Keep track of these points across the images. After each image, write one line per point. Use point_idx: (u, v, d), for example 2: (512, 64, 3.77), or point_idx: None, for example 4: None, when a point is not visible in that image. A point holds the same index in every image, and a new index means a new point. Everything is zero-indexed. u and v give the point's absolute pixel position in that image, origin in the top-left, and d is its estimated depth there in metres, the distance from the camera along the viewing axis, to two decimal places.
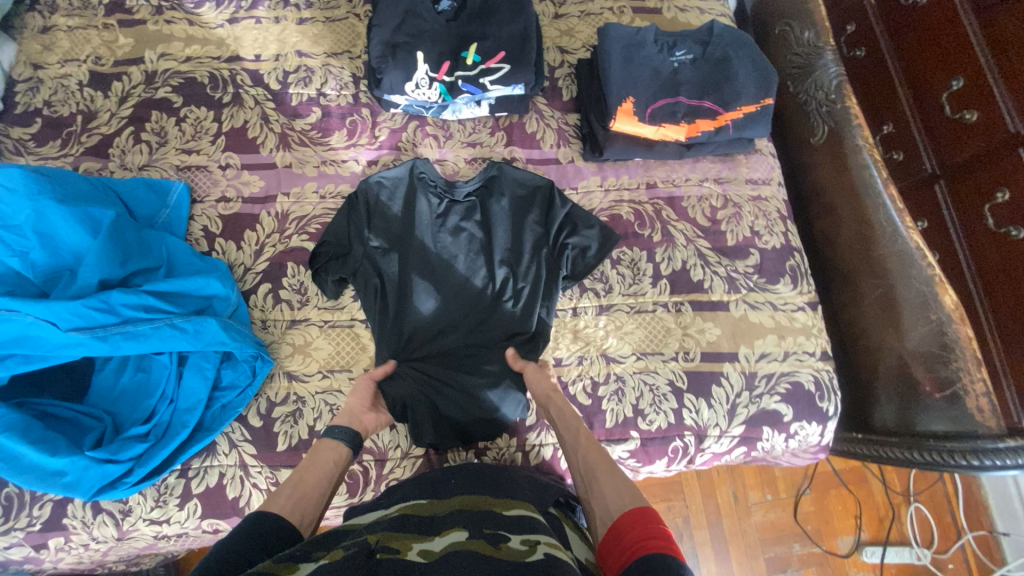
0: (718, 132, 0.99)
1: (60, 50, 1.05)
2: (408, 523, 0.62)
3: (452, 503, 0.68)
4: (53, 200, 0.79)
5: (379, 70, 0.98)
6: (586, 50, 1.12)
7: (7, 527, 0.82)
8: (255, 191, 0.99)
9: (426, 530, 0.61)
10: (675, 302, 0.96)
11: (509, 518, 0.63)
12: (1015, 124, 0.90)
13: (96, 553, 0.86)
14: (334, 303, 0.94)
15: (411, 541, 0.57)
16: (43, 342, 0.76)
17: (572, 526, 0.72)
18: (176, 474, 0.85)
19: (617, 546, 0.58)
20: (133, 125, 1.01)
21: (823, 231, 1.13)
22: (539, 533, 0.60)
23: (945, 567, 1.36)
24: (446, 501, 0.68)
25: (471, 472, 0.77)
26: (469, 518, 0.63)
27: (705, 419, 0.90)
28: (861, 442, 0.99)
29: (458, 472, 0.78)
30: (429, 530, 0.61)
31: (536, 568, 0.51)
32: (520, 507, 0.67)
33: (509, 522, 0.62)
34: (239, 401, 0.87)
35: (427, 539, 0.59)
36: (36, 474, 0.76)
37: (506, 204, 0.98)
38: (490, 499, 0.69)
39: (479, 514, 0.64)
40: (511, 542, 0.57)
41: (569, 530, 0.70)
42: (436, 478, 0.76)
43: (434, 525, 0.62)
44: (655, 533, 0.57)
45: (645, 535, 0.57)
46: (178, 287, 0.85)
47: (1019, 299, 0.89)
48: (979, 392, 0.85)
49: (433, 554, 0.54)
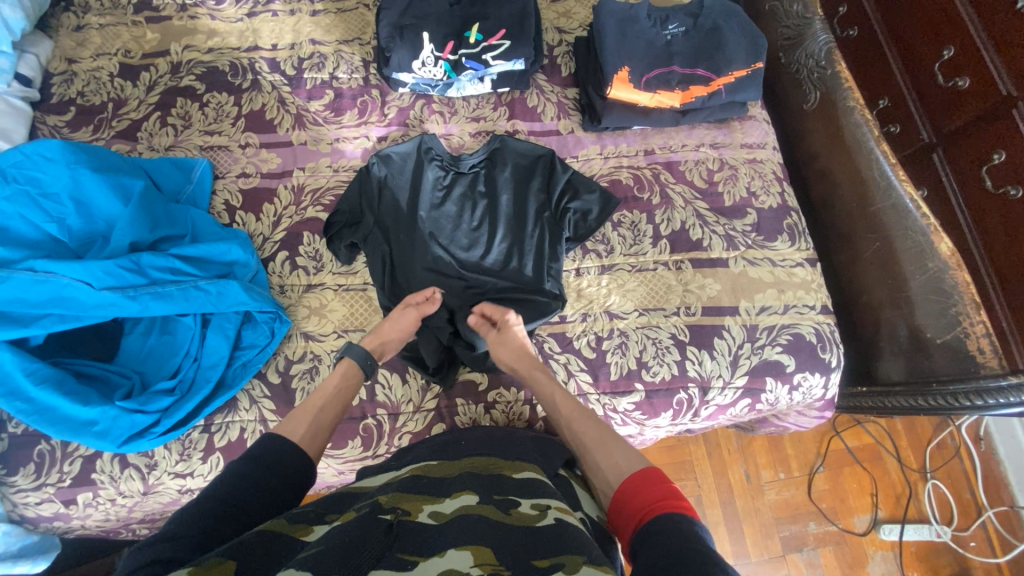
0: (711, 98, 1.03)
1: (93, 46, 1.13)
2: (419, 484, 0.59)
3: (461, 465, 0.65)
4: (89, 169, 0.86)
5: (388, 49, 1.05)
6: (583, 29, 1.17)
7: (39, 483, 0.86)
8: (272, 167, 1.05)
9: (437, 490, 0.58)
10: (675, 260, 0.99)
11: (521, 482, 0.61)
12: (1006, 85, 0.89)
13: (123, 509, 0.89)
14: (348, 269, 0.99)
15: (422, 503, 0.55)
16: (77, 301, 0.82)
17: (581, 485, 0.73)
18: (200, 429, 0.89)
19: (625, 515, 0.58)
20: (159, 110, 1.08)
21: (820, 195, 1.16)
22: (548, 497, 0.59)
23: (967, 545, 1.34)
24: (457, 463, 0.66)
25: (481, 434, 0.76)
26: (478, 481, 0.60)
27: (708, 370, 0.92)
28: (864, 395, 1.04)
29: (468, 435, 0.77)
30: (439, 490, 0.58)
31: (548, 536, 0.50)
32: (530, 471, 0.65)
33: (520, 487, 0.60)
34: (259, 359, 0.92)
35: (437, 500, 0.56)
36: (69, 425, 0.81)
37: (509, 173, 1.02)
38: (499, 462, 0.66)
39: (491, 478, 0.61)
40: (522, 507, 0.56)
41: (577, 489, 0.71)
42: (447, 440, 0.76)
43: (444, 486, 0.59)
44: (663, 494, 0.56)
45: (654, 500, 0.56)
46: (203, 252, 0.90)
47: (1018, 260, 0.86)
48: (979, 333, 0.86)
49: (444, 516, 0.52)
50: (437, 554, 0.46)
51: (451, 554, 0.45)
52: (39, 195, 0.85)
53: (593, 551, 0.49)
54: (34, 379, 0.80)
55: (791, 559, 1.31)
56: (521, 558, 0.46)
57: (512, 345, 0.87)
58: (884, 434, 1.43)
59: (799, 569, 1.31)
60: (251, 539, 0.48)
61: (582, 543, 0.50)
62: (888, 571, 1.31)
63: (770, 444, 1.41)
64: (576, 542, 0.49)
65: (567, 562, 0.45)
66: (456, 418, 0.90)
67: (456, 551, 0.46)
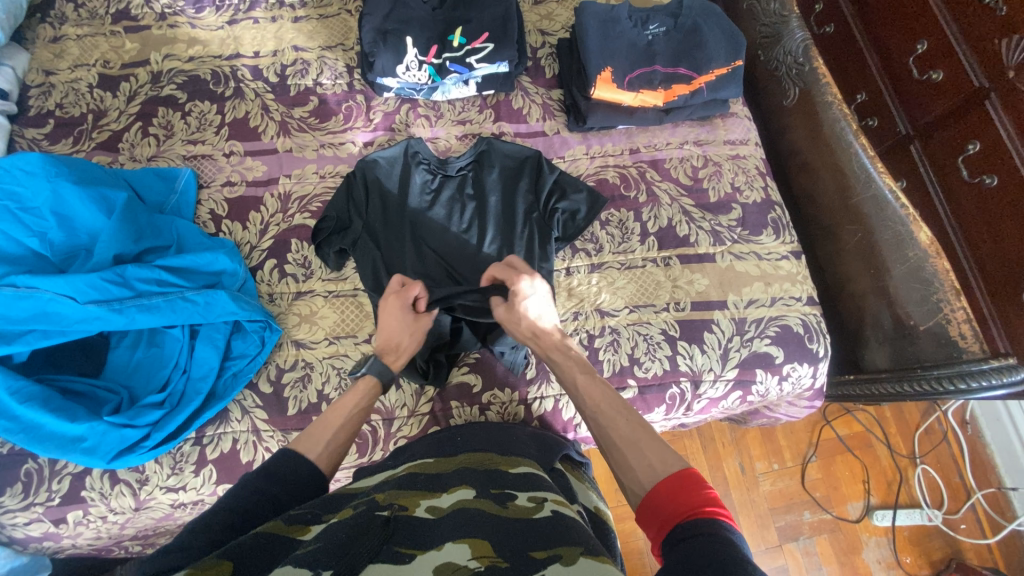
0: (693, 95, 1.05)
1: (70, 57, 1.12)
2: (415, 481, 0.59)
3: (458, 461, 0.65)
4: (69, 181, 0.85)
5: (371, 54, 1.04)
6: (565, 31, 1.18)
7: (27, 503, 0.84)
8: (258, 175, 1.04)
9: (433, 486, 0.58)
10: (663, 257, 1.00)
11: (517, 476, 0.62)
12: (978, 78, 0.92)
13: (114, 526, 0.88)
14: (337, 275, 0.98)
15: (418, 498, 0.55)
16: (61, 316, 0.80)
17: (576, 477, 0.77)
18: (192, 442, 0.88)
19: (659, 515, 0.55)
20: (140, 120, 1.07)
21: (803, 189, 1.18)
22: (543, 489, 0.59)
23: (957, 528, 1.36)
24: (454, 459, 0.66)
25: (477, 430, 0.77)
26: (474, 476, 0.60)
27: (699, 364, 0.93)
28: (851, 383, 1.05)
29: (465, 431, 0.77)
30: (436, 486, 0.58)
31: (546, 527, 0.51)
32: (525, 465, 0.66)
33: (518, 482, 0.60)
34: (250, 369, 0.91)
35: (434, 495, 0.56)
36: (56, 441, 0.80)
37: (497, 175, 1.02)
38: (495, 457, 0.67)
39: (487, 473, 0.62)
40: (519, 500, 0.56)
41: (572, 480, 0.74)
42: (443, 437, 0.75)
43: (440, 481, 0.60)
44: (705, 500, 0.54)
45: (694, 504, 0.54)
46: (189, 262, 0.89)
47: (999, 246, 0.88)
48: (960, 319, 0.89)
49: (441, 510, 0.52)
50: (435, 548, 0.46)
51: (448, 548, 0.45)
52: (19, 210, 0.83)
53: (591, 542, 0.50)
54: (19, 397, 0.79)
55: (788, 549, 1.33)
56: (519, 548, 0.46)
57: (516, 319, 0.83)
58: (873, 422, 1.46)
59: (796, 558, 1.32)
60: (246, 542, 0.47)
61: (579, 535, 0.50)
62: (881, 556, 1.34)
63: (764, 436, 1.43)
64: (573, 534, 0.50)
65: (564, 554, 0.46)
66: (451, 421, 0.91)
67: (453, 545, 0.45)
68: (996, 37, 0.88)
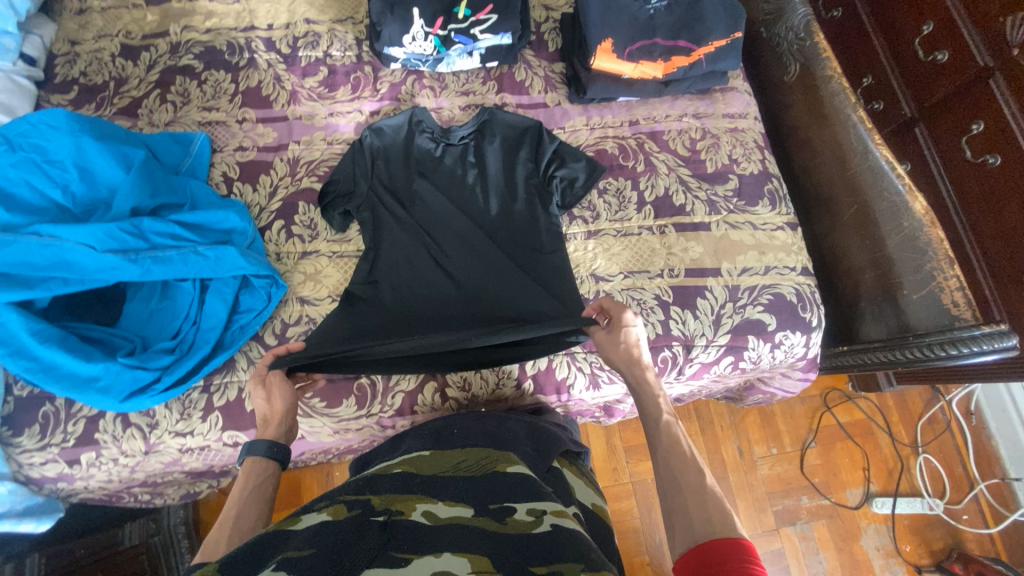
0: (692, 68, 1.07)
1: (94, 28, 1.17)
2: (411, 483, 0.60)
3: (454, 462, 0.66)
4: (91, 137, 0.90)
5: (379, 24, 1.07)
6: (569, 6, 1.21)
7: (43, 444, 0.89)
8: (268, 141, 1.09)
9: (430, 489, 0.59)
10: (659, 225, 1.02)
11: (513, 479, 0.60)
12: (982, 56, 0.92)
13: (125, 469, 0.93)
14: (342, 236, 1.02)
15: (415, 502, 0.56)
16: (80, 265, 0.85)
17: (574, 472, 0.76)
18: (200, 389, 0.92)
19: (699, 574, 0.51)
20: (159, 88, 1.12)
21: (802, 166, 1.19)
22: (543, 497, 0.57)
23: (959, 518, 1.35)
24: (450, 458, 0.67)
25: (473, 422, 0.78)
26: (471, 484, 0.60)
27: (691, 329, 0.95)
28: (845, 353, 1.07)
29: (462, 422, 0.79)
30: (432, 489, 0.59)
31: (544, 541, 0.49)
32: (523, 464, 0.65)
33: (514, 481, 0.60)
34: (256, 322, 0.95)
35: (431, 500, 0.56)
36: (71, 381, 0.84)
37: (498, 144, 1.05)
38: (491, 455, 0.67)
39: (481, 476, 0.61)
40: (518, 514, 0.54)
41: (570, 475, 0.74)
42: (440, 429, 0.78)
43: (436, 483, 0.60)
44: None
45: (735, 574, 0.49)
46: (201, 219, 0.93)
47: (999, 227, 0.89)
48: (953, 287, 0.89)
49: (437, 518, 0.52)
50: (433, 555, 0.46)
51: (447, 557, 0.46)
52: (44, 162, 0.88)
53: (593, 555, 0.48)
54: (37, 337, 0.83)
55: (785, 532, 1.33)
56: (518, 562, 0.46)
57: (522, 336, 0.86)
58: (874, 410, 1.45)
59: (793, 544, 1.32)
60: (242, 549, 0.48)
61: (582, 547, 0.48)
62: (880, 544, 1.33)
63: (762, 420, 1.43)
64: (575, 546, 0.48)
65: (564, 569, 0.45)
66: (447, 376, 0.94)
67: (451, 556, 0.46)
68: (1001, 16, 0.89)
